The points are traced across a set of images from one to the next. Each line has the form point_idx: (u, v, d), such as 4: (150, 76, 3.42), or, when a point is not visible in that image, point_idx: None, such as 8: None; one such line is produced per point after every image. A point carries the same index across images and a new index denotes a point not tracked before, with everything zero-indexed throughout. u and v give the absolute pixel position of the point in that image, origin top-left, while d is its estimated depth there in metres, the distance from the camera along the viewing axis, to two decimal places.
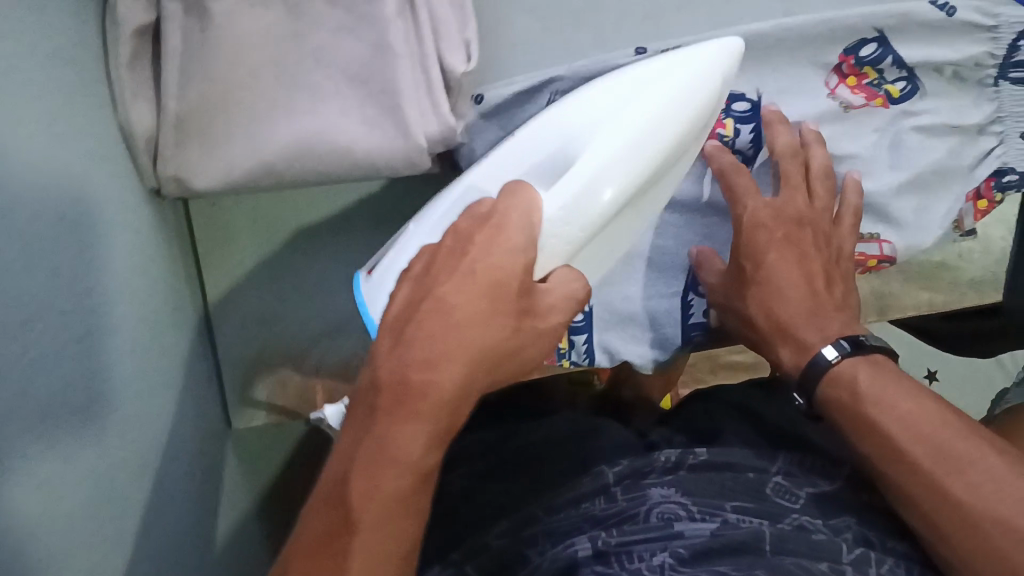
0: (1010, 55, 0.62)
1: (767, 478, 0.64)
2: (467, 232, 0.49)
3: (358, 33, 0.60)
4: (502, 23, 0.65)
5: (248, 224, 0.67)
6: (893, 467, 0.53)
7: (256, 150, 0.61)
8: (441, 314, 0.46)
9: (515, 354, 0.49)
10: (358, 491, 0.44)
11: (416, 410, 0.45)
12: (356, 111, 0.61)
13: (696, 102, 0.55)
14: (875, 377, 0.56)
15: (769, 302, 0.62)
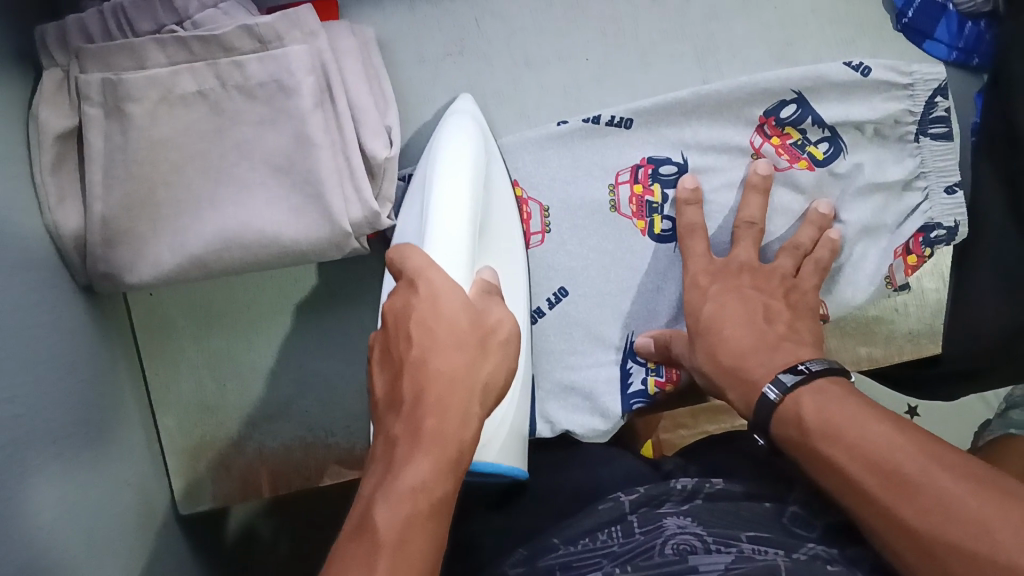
0: (927, 111, 0.65)
1: (783, 507, 0.55)
2: (403, 307, 0.46)
3: (278, 126, 0.61)
4: (427, 103, 0.68)
5: (186, 314, 0.68)
6: (871, 510, 0.46)
7: (181, 245, 0.61)
8: (414, 392, 0.43)
9: (440, 355, 0.44)
10: (352, 557, 0.39)
11: (430, 448, 0.42)
12: (283, 201, 0.62)
13: (462, 151, 0.57)
14: (824, 408, 0.50)
15: (715, 349, 0.58)
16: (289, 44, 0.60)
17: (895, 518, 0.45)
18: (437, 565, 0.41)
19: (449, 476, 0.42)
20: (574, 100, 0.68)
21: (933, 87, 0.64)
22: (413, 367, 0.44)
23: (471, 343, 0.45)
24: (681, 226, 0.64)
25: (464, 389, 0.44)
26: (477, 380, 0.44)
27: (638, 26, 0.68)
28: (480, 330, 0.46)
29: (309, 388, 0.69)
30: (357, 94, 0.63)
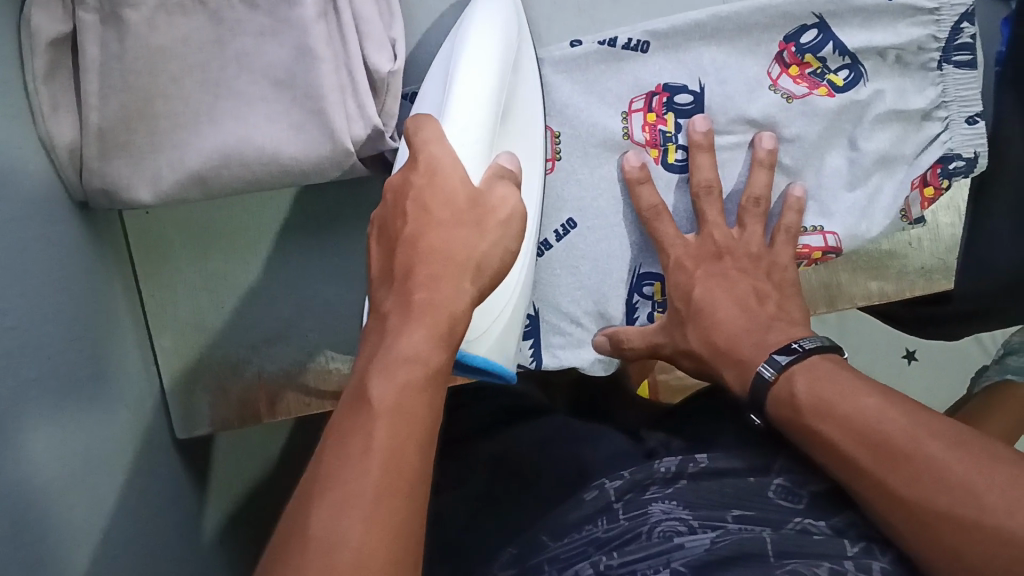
0: (953, 38, 0.62)
1: (768, 480, 0.57)
2: (403, 186, 0.47)
3: (279, 38, 0.58)
4: (433, 18, 0.64)
5: (183, 233, 0.66)
6: (873, 482, 0.49)
7: (180, 161, 0.59)
8: (406, 267, 0.44)
9: (434, 232, 0.44)
10: (359, 409, 0.39)
11: (423, 311, 0.42)
12: (284, 117, 0.60)
13: (474, 24, 0.56)
14: (816, 386, 0.53)
15: (707, 331, 0.61)
16: None
17: (889, 488, 0.48)
18: (440, 411, 0.40)
19: (448, 343, 0.42)
20: (587, 18, 0.65)
21: (959, 12, 0.62)
22: (411, 248, 0.44)
23: (460, 222, 0.45)
24: (643, 210, 0.64)
25: (466, 251, 0.44)
26: (475, 248, 0.45)
27: None
28: (475, 210, 0.46)
29: (307, 313, 0.67)
30: (361, 4, 0.60)
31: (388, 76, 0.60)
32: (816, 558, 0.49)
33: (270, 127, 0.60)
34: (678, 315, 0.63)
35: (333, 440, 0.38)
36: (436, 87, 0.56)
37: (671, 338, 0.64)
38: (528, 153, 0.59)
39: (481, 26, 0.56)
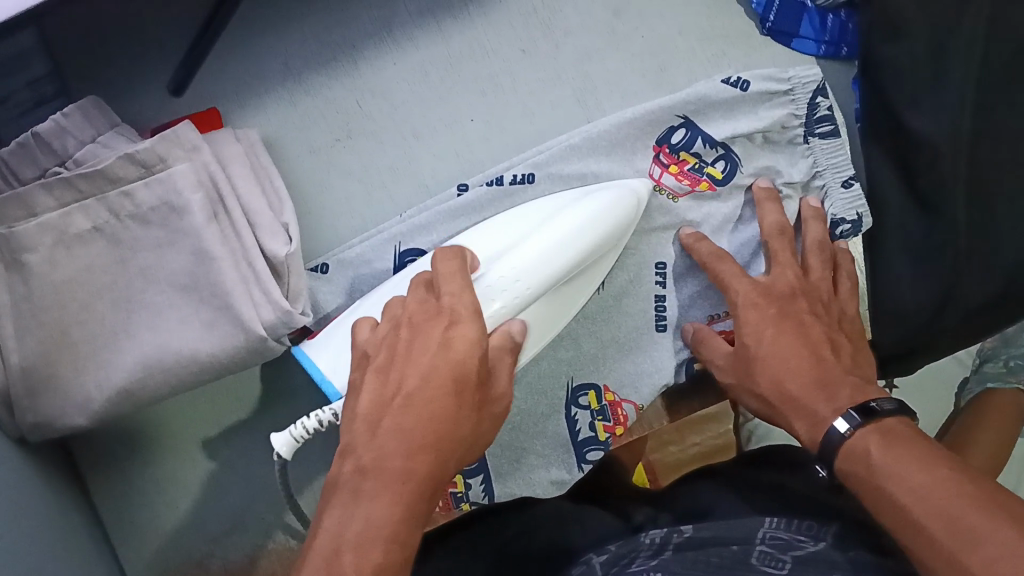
0: (812, 113, 0.66)
1: (753, 548, 0.52)
2: (414, 309, 0.53)
3: (176, 246, 0.61)
4: (325, 191, 0.68)
5: (127, 444, 0.68)
6: (910, 534, 0.45)
7: (106, 380, 0.61)
8: (394, 389, 0.49)
9: (423, 340, 0.51)
10: (339, 495, 0.45)
11: (392, 435, 0.47)
12: (195, 317, 0.62)
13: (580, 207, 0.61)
14: (891, 445, 0.49)
15: (780, 376, 0.58)
16: (172, 164, 0.61)
17: (952, 561, 0.42)
18: (414, 514, 0.45)
19: (423, 453, 0.46)
20: (468, 161, 0.68)
21: (811, 88, 0.66)
22: (386, 370, 0.50)
23: (434, 354, 0.50)
24: (705, 257, 0.65)
25: (422, 393, 0.48)
26: (442, 378, 0.49)
27: (515, 78, 0.69)
28: (445, 343, 0.50)
29: (260, 497, 0.69)
30: (250, 199, 0.63)
31: (287, 258, 0.63)
32: None
33: (185, 328, 0.62)
34: (743, 352, 0.60)
35: (322, 526, 0.44)
36: (529, 223, 0.62)
37: (738, 374, 0.61)
38: (563, 302, 0.62)
39: (612, 201, 0.62)
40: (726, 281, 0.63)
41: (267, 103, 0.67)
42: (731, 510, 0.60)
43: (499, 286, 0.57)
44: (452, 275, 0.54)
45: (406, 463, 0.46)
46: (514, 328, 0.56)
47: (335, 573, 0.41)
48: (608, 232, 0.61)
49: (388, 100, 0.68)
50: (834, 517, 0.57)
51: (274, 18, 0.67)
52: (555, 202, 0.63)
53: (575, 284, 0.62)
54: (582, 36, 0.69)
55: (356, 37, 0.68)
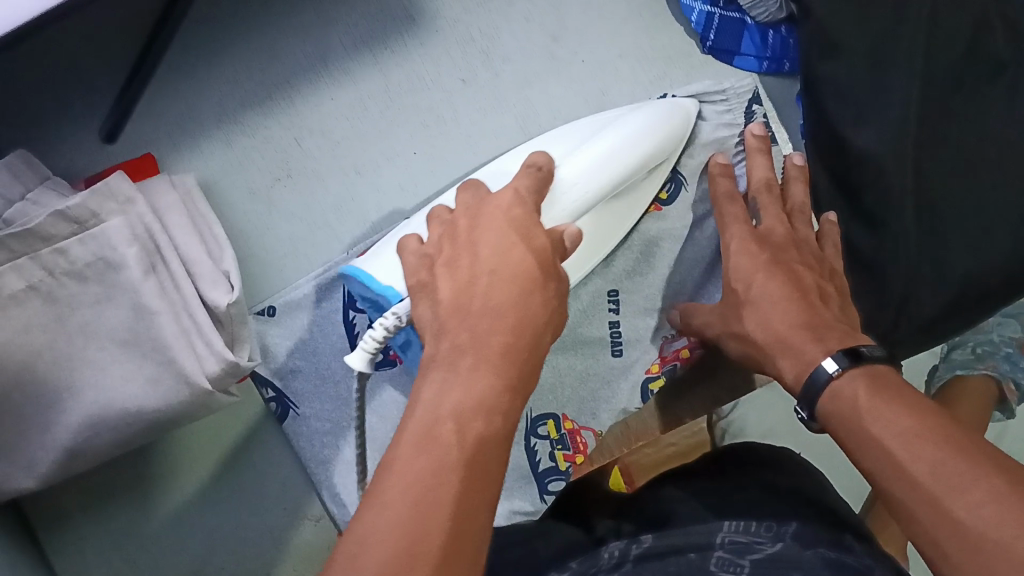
0: (748, 119, 0.67)
1: (710, 554, 0.51)
2: (471, 208, 0.48)
3: (116, 302, 0.59)
4: (269, 233, 0.66)
5: (79, 499, 0.64)
6: (897, 480, 0.43)
7: (52, 441, 0.59)
8: (468, 274, 0.43)
9: (486, 240, 0.44)
10: (435, 367, 0.39)
11: (483, 313, 0.41)
12: (138, 373, 0.60)
13: (641, 119, 0.59)
14: (880, 391, 0.47)
15: (766, 318, 0.56)
16: (105, 218, 0.59)
17: (934, 503, 0.40)
18: (518, 389, 0.39)
19: (517, 330, 0.41)
20: (413, 195, 0.67)
21: (746, 97, 0.68)
22: (454, 264, 0.45)
23: (510, 238, 0.44)
24: (719, 196, 0.63)
25: (507, 268, 0.42)
26: (522, 262, 0.43)
27: (456, 109, 0.68)
28: (523, 233, 0.44)
29: (221, 546, 0.66)
30: (187, 249, 0.62)
31: (228, 307, 0.60)
32: None
33: (131, 378, 0.60)
34: (735, 297, 0.59)
35: (419, 397, 0.38)
36: (572, 138, 0.58)
37: (730, 312, 0.60)
38: (610, 219, 0.61)
39: (657, 116, 0.59)
40: (723, 225, 0.61)
41: (203, 145, 0.66)
42: (692, 511, 0.59)
43: (564, 187, 0.53)
44: (519, 178, 0.49)
45: (503, 340, 0.40)
46: (571, 230, 0.47)
47: (433, 447, 0.35)
48: (659, 143, 0.59)
49: (328, 137, 0.67)
50: (791, 513, 0.56)
51: (204, 59, 0.66)
52: (601, 118, 0.61)
53: (619, 202, 0.62)
54: (522, 63, 0.68)
55: (291, 73, 0.67)
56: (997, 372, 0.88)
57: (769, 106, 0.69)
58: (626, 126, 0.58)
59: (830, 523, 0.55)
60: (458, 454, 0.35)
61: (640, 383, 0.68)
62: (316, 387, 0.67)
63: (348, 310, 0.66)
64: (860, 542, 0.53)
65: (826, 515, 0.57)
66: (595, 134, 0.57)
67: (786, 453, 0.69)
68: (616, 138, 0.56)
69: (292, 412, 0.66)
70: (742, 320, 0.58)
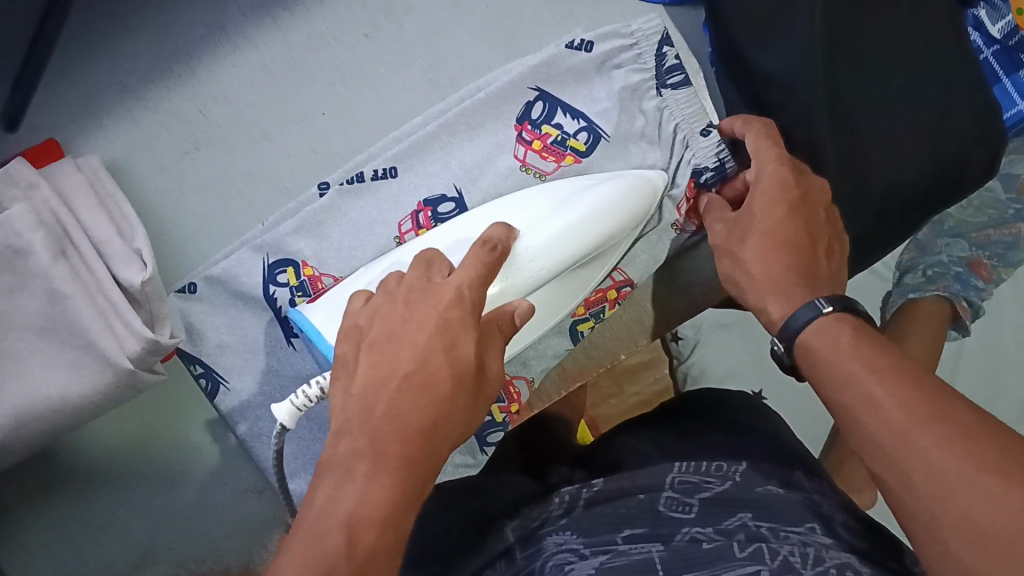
0: (658, 63, 0.64)
1: (659, 495, 0.52)
2: (412, 295, 0.46)
3: (27, 290, 0.58)
4: (182, 209, 0.66)
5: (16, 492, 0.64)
6: (870, 420, 0.39)
7: None
8: (389, 369, 0.42)
9: (403, 337, 0.43)
10: (332, 470, 0.39)
11: (385, 417, 0.40)
12: (59, 360, 0.59)
13: (593, 201, 0.58)
14: (864, 337, 0.43)
15: (769, 232, 0.52)
16: (7, 206, 0.58)
17: (907, 442, 0.37)
18: (412, 498, 0.39)
19: (417, 441, 0.40)
20: (327, 155, 0.67)
21: (656, 40, 0.64)
22: (381, 346, 0.44)
23: (435, 344, 0.42)
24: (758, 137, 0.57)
25: (420, 377, 0.42)
26: (438, 371, 0.42)
27: (363, 64, 0.67)
28: (450, 339, 0.43)
29: (166, 526, 0.66)
30: (97, 229, 0.61)
31: (143, 285, 0.59)
32: (657, 543, 0.46)
33: (53, 365, 0.59)
34: (743, 223, 0.54)
35: (314, 499, 0.39)
36: (544, 202, 0.59)
37: (726, 247, 0.55)
38: (577, 281, 0.61)
39: (625, 186, 0.59)
40: (757, 162, 0.55)
41: (107, 124, 0.65)
42: (655, 454, 0.59)
43: (521, 255, 0.55)
44: (473, 255, 0.49)
45: (400, 449, 0.40)
46: (521, 308, 0.48)
47: (319, 550, 0.36)
48: (622, 215, 0.59)
49: (232, 106, 0.66)
50: (750, 454, 0.57)
51: (99, 35, 0.64)
52: (567, 184, 0.61)
53: (578, 272, 0.60)
54: (425, 13, 0.68)
55: (189, 43, 0.65)
56: (948, 292, 0.88)
57: (682, 46, 0.64)
58: (573, 217, 0.57)
59: (782, 461, 0.56)
60: (348, 562, 0.36)
61: (567, 326, 0.69)
62: (245, 360, 0.65)
63: (269, 285, 0.65)
64: (808, 478, 0.55)
65: (780, 453, 0.57)
66: (544, 217, 0.57)
67: (737, 394, 0.69)
68: (552, 233, 0.56)
69: (224, 387, 0.65)
70: (735, 261, 0.53)
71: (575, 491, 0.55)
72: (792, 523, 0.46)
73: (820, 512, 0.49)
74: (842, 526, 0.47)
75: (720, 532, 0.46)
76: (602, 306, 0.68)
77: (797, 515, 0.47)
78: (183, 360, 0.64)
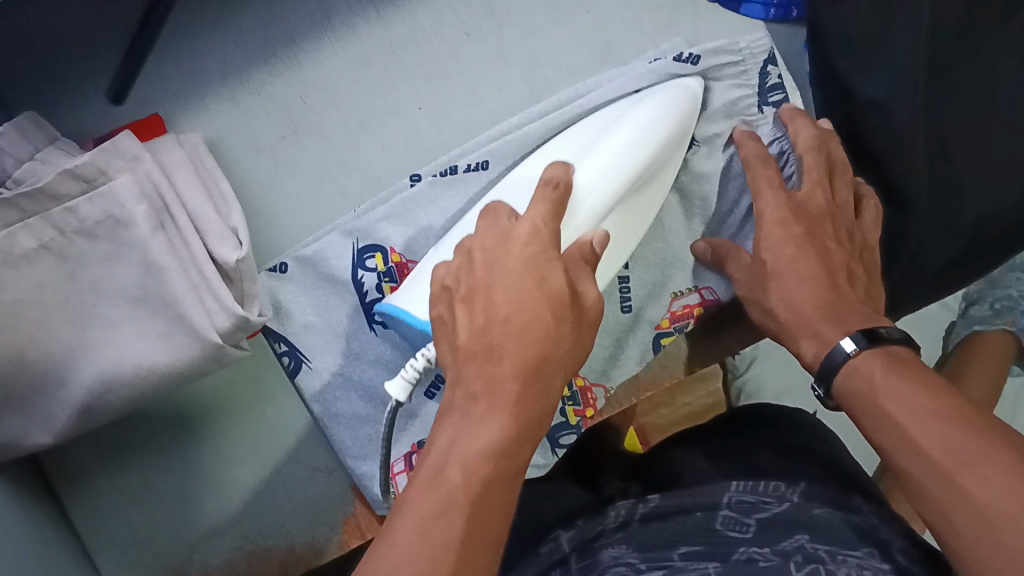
0: (763, 81, 0.66)
1: (716, 513, 0.52)
2: (489, 243, 0.50)
3: (126, 261, 0.59)
4: (276, 191, 0.67)
5: (97, 454, 0.65)
6: (915, 461, 0.45)
7: (67, 398, 0.59)
8: (486, 318, 0.47)
9: (488, 308, 0.47)
10: (450, 420, 0.44)
11: (486, 376, 0.45)
12: (150, 331, 0.60)
13: (642, 112, 0.59)
14: (894, 367, 0.49)
15: (790, 297, 0.57)
16: (114, 176, 0.58)
17: (951, 478, 0.42)
18: (520, 443, 0.44)
19: (533, 380, 0.45)
20: (418, 150, 0.68)
21: (762, 58, 0.66)
22: (479, 299, 0.48)
23: (527, 282, 0.47)
24: (749, 160, 0.62)
25: (523, 322, 0.46)
26: (534, 310, 0.46)
27: (461, 62, 0.68)
28: (540, 275, 0.47)
29: (235, 500, 0.67)
30: (195, 205, 0.62)
31: (237, 263, 0.61)
32: (713, 559, 0.46)
33: (144, 336, 0.60)
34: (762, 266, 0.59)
35: (434, 445, 0.44)
36: (588, 130, 0.61)
37: (770, 275, 0.59)
38: (633, 211, 0.61)
39: (663, 98, 0.60)
40: (757, 191, 0.61)
41: (210, 103, 0.66)
42: (708, 473, 0.59)
43: (580, 197, 0.55)
44: (537, 203, 0.52)
45: (516, 395, 0.44)
46: (597, 235, 0.52)
47: (442, 522, 0.39)
48: (676, 125, 0.60)
49: (331, 94, 0.67)
50: (807, 475, 0.56)
51: (209, 16, 0.66)
52: (606, 114, 0.62)
53: (639, 195, 0.61)
54: (526, 15, 0.68)
55: (295, 29, 0.67)
56: (1016, 327, 0.87)
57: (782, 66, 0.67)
58: (634, 130, 0.58)
59: (839, 485, 0.55)
60: (448, 553, 0.38)
61: (650, 338, 0.69)
62: (328, 344, 0.67)
63: (357, 269, 0.66)
64: (866, 501, 0.54)
65: (839, 479, 0.56)
66: (601, 137, 0.59)
67: (796, 412, 0.68)
68: (606, 166, 0.56)
69: (305, 367, 0.67)
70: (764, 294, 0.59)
71: (627, 505, 0.55)
72: (849, 546, 0.46)
73: (877, 537, 0.48)
74: (900, 552, 0.47)
75: (778, 552, 0.45)
76: (688, 322, 0.68)
77: (856, 539, 0.47)
78: (269, 337, 0.66)
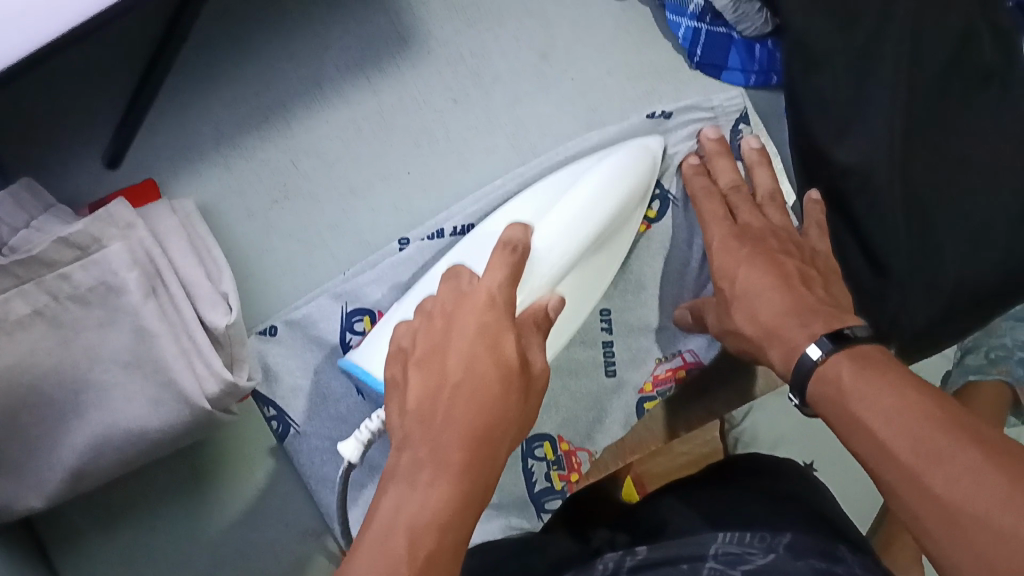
0: (734, 137, 0.70)
1: (700, 565, 0.50)
2: (448, 306, 0.50)
3: (118, 326, 0.60)
4: (268, 255, 0.68)
5: (88, 517, 0.66)
6: (881, 462, 0.44)
7: (58, 462, 0.60)
8: (439, 381, 0.46)
9: (437, 365, 0.46)
10: (396, 481, 0.42)
11: (444, 427, 0.43)
12: (140, 395, 0.60)
13: (596, 182, 0.60)
14: (862, 371, 0.48)
15: (750, 310, 0.57)
16: (107, 244, 0.59)
17: (917, 482, 0.42)
18: (473, 500, 0.42)
19: (481, 444, 0.43)
20: (406, 213, 0.69)
21: (734, 116, 0.70)
22: (425, 364, 0.47)
23: (479, 345, 0.46)
24: (695, 192, 0.65)
25: (470, 382, 0.45)
26: (485, 374, 0.45)
27: (449, 128, 0.69)
28: (492, 339, 0.47)
29: (224, 562, 0.67)
30: (186, 270, 0.63)
31: (227, 328, 0.62)
32: None
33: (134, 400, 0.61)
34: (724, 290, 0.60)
35: (378, 509, 0.41)
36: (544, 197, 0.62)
37: (725, 298, 0.60)
38: (594, 269, 0.63)
39: (619, 162, 0.62)
40: (705, 224, 0.64)
41: (202, 170, 0.67)
42: (697, 524, 0.57)
43: (537, 256, 0.56)
44: (496, 259, 0.53)
45: (461, 454, 0.42)
46: (552, 301, 0.53)
47: (384, 556, 0.38)
48: (626, 188, 0.61)
49: (322, 159, 0.68)
50: (798, 525, 0.54)
51: (203, 84, 0.67)
52: (559, 180, 0.63)
53: (598, 257, 0.62)
54: (512, 82, 0.70)
55: (287, 96, 0.68)
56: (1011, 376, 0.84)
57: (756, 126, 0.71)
58: (583, 198, 0.59)
59: (829, 534, 0.53)
60: (410, 561, 0.38)
61: (634, 402, 0.70)
62: (317, 406, 0.68)
63: (346, 332, 0.67)
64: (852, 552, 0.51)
65: (832, 529, 0.54)
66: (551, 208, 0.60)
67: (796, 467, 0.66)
68: (559, 233, 0.57)
69: (293, 431, 0.68)
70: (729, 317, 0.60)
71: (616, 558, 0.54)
72: None
73: None
74: None
75: None
76: (672, 384, 0.70)
77: None
78: (257, 401, 0.67)
